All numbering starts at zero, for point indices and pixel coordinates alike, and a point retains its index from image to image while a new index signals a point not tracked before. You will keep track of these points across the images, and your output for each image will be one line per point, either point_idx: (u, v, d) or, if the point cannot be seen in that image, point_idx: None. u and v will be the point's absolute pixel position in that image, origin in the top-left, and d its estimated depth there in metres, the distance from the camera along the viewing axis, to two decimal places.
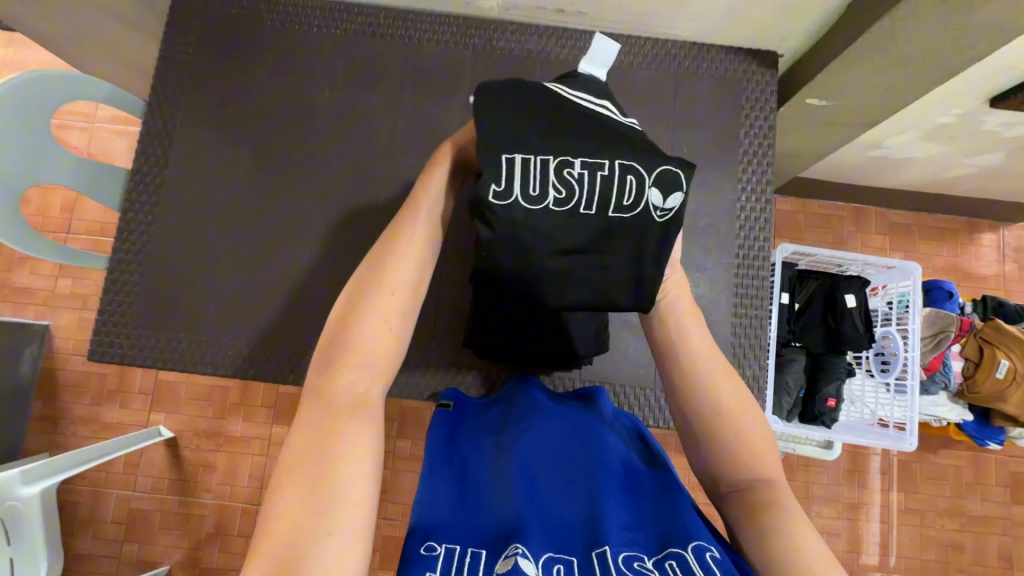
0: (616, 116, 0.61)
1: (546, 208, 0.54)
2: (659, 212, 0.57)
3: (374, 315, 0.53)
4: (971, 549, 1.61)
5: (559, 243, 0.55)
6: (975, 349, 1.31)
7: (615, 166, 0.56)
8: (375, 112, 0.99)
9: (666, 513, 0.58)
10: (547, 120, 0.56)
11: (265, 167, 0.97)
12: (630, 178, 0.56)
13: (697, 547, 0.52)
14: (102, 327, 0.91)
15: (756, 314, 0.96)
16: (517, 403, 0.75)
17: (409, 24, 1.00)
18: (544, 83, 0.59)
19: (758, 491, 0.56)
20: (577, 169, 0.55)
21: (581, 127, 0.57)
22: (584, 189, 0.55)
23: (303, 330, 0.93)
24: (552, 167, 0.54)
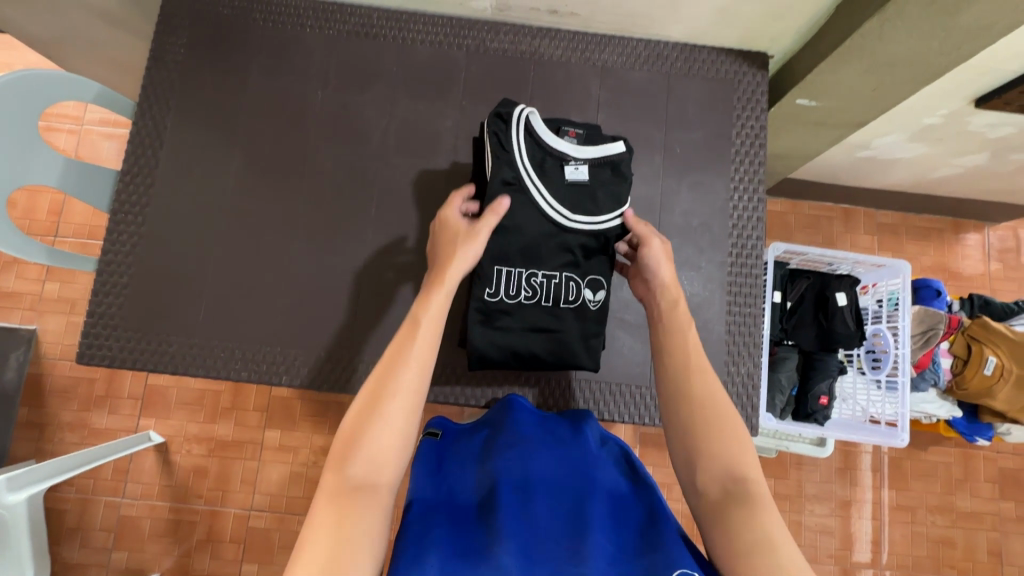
0: (563, 218, 0.82)
1: (519, 301, 0.83)
2: (592, 305, 0.85)
3: (388, 414, 0.59)
4: (961, 545, 1.62)
5: (526, 323, 0.84)
6: (963, 346, 1.33)
7: (564, 276, 0.84)
8: (369, 113, 0.99)
9: (653, 544, 0.58)
10: (525, 236, 0.82)
11: (258, 168, 0.97)
12: (572, 282, 0.84)
13: None
14: (91, 330, 0.90)
15: (748, 311, 0.96)
16: (503, 429, 0.76)
17: (402, 26, 1.00)
18: (523, 178, 0.81)
19: (738, 497, 0.56)
20: (539, 278, 0.83)
21: (545, 236, 0.82)
22: (543, 293, 0.83)
23: (297, 331, 0.92)
24: (522, 276, 0.83)
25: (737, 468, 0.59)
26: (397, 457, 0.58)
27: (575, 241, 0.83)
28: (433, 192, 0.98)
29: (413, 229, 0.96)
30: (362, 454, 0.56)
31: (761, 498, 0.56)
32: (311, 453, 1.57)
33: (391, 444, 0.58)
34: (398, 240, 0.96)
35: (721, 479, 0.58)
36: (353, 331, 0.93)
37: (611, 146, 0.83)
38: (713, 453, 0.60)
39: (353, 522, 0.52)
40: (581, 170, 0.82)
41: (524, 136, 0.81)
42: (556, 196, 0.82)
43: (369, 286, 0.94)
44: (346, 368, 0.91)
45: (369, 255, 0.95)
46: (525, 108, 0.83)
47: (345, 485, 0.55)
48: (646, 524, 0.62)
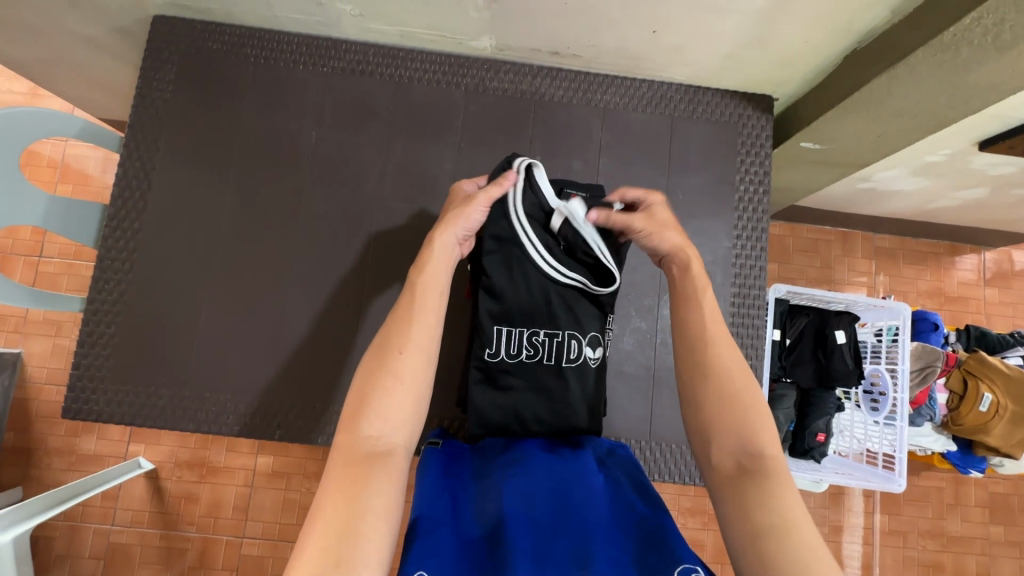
0: (554, 271, 0.79)
1: (521, 360, 0.80)
2: (592, 362, 0.83)
3: (400, 374, 0.58)
4: (950, 568, 1.64)
5: (527, 381, 0.81)
6: (959, 381, 1.33)
7: (566, 334, 0.82)
8: (364, 153, 0.96)
9: (655, 544, 0.59)
10: (525, 296, 0.80)
11: (249, 211, 0.94)
12: (573, 341, 0.82)
13: (685, 570, 0.55)
14: (77, 383, 0.87)
15: (751, 362, 0.95)
16: (501, 444, 0.76)
17: (399, 63, 0.97)
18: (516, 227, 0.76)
19: (754, 474, 0.55)
20: (541, 336, 0.81)
21: (546, 295, 0.80)
22: (545, 351, 0.81)
23: (292, 383, 0.90)
24: (524, 335, 0.81)
25: (755, 445, 0.57)
26: (410, 419, 0.57)
27: (571, 299, 0.82)
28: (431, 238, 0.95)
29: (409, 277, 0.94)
30: (374, 416, 0.55)
31: (780, 476, 0.55)
32: (305, 479, 1.55)
33: (404, 406, 0.57)
34: (395, 288, 0.93)
35: (735, 453, 0.57)
36: (348, 383, 0.90)
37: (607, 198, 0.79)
38: (729, 430, 0.59)
39: (369, 489, 0.51)
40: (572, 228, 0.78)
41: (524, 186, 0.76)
42: (545, 248, 0.78)
43: (365, 337, 0.91)
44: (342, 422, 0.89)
45: (364, 303, 0.92)
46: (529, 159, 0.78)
47: (357, 449, 0.54)
48: (643, 519, 0.63)
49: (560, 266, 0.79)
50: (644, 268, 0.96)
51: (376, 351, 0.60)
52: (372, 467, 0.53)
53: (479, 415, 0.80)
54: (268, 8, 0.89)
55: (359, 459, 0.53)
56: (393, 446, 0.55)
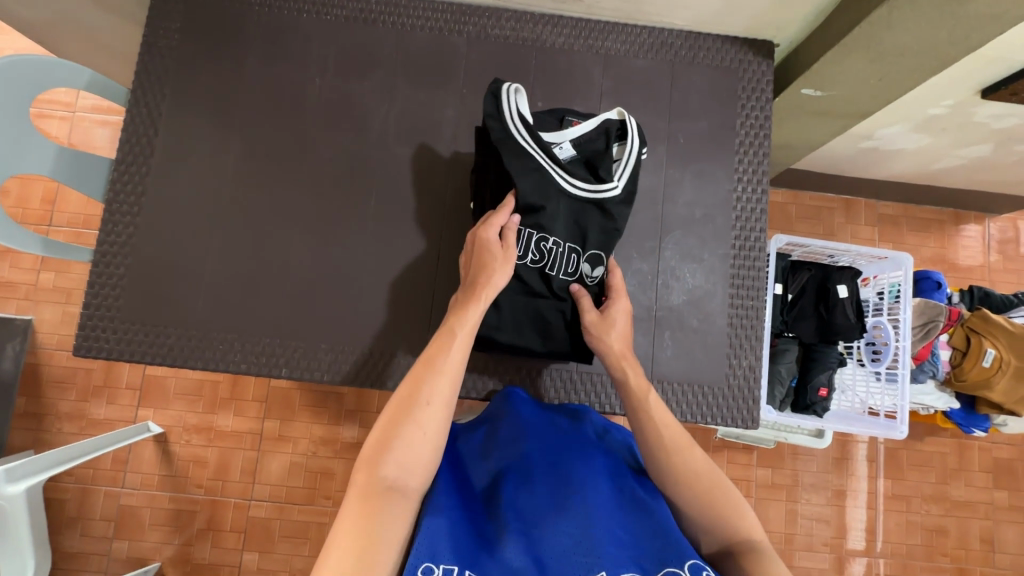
0: (558, 180, 0.80)
1: (525, 265, 0.81)
2: (590, 280, 0.85)
3: (420, 424, 0.62)
4: (954, 533, 1.64)
5: (528, 290, 0.83)
6: (962, 338, 1.33)
7: (569, 247, 0.83)
8: (368, 101, 0.97)
9: (656, 530, 0.59)
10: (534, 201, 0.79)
11: (255, 158, 0.95)
12: (573, 253, 0.83)
13: (693, 565, 0.54)
14: (87, 322, 0.88)
15: (751, 304, 0.94)
16: (503, 420, 0.77)
17: (403, 11, 0.98)
18: (521, 146, 0.79)
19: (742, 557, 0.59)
20: (547, 244, 0.81)
21: (553, 207, 0.80)
22: (549, 259, 0.82)
23: (297, 324, 0.91)
24: (531, 240, 0.81)
25: (735, 531, 0.61)
26: (424, 459, 0.61)
27: (575, 209, 0.82)
28: (436, 183, 0.96)
29: (414, 222, 0.95)
30: (393, 459, 0.59)
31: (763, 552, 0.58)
32: (311, 443, 1.57)
33: (420, 451, 0.61)
34: (399, 233, 0.94)
35: (720, 541, 0.61)
36: (354, 325, 0.92)
37: (605, 116, 0.83)
38: (708, 523, 0.63)
39: (381, 521, 0.54)
40: (570, 145, 0.83)
41: (520, 111, 0.80)
42: (548, 162, 0.80)
43: (370, 281, 0.93)
44: (346, 362, 0.91)
45: (368, 247, 0.94)
46: (520, 88, 0.82)
47: (375, 486, 0.57)
48: (641, 501, 0.64)
49: (562, 176, 0.81)
50: (644, 210, 0.96)
51: (404, 396, 0.64)
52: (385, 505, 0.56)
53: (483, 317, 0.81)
54: None
55: (376, 498, 0.56)
56: (406, 487, 0.59)
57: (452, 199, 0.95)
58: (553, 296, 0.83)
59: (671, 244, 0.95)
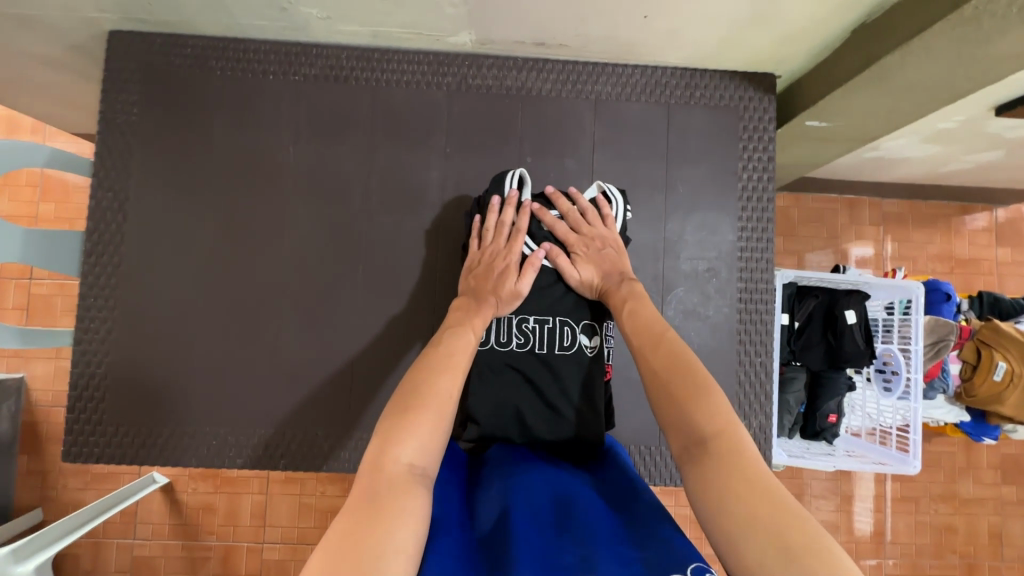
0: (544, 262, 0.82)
1: (512, 349, 0.81)
2: (588, 350, 0.81)
3: (434, 395, 0.58)
4: (963, 529, 1.65)
5: (521, 374, 0.80)
6: (972, 351, 1.32)
7: (558, 321, 0.82)
8: (345, 166, 0.91)
9: (660, 538, 0.54)
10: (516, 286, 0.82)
11: (233, 236, 0.90)
12: (566, 327, 0.81)
13: (699, 571, 0.48)
14: (74, 426, 0.85)
15: (760, 361, 0.91)
16: (504, 455, 0.75)
17: (376, 65, 0.91)
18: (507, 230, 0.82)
19: (707, 454, 0.52)
20: (531, 323, 0.81)
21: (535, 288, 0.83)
22: (536, 338, 0.81)
23: (294, 411, 0.88)
24: (514, 323, 0.81)
25: (701, 427, 0.54)
26: (439, 445, 0.56)
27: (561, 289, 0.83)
28: (425, 252, 0.91)
29: (406, 295, 0.90)
30: (411, 439, 0.54)
31: (731, 450, 0.51)
32: (318, 483, 1.56)
33: (436, 431, 0.56)
34: (388, 307, 0.90)
35: (686, 439, 0.54)
36: (350, 408, 0.88)
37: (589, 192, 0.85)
38: (677, 413, 0.56)
39: (391, 503, 0.48)
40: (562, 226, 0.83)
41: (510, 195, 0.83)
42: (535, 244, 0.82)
43: (363, 362, 0.89)
44: (348, 447, 0.88)
45: (357, 326, 0.90)
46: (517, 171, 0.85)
47: (386, 468, 0.51)
48: (649, 515, 0.59)
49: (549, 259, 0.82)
50: (645, 269, 0.91)
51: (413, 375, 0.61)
52: (397, 485, 0.50)
53: (471, 417, 0.79)
54: (230, 17, 0.83)
55: (385, 487, 0.50)
56: (422, 472, 0.54)
57: (441, 267, 0.91)
58: (546, 378, 0.80)
59: (674, 303, 0.91)
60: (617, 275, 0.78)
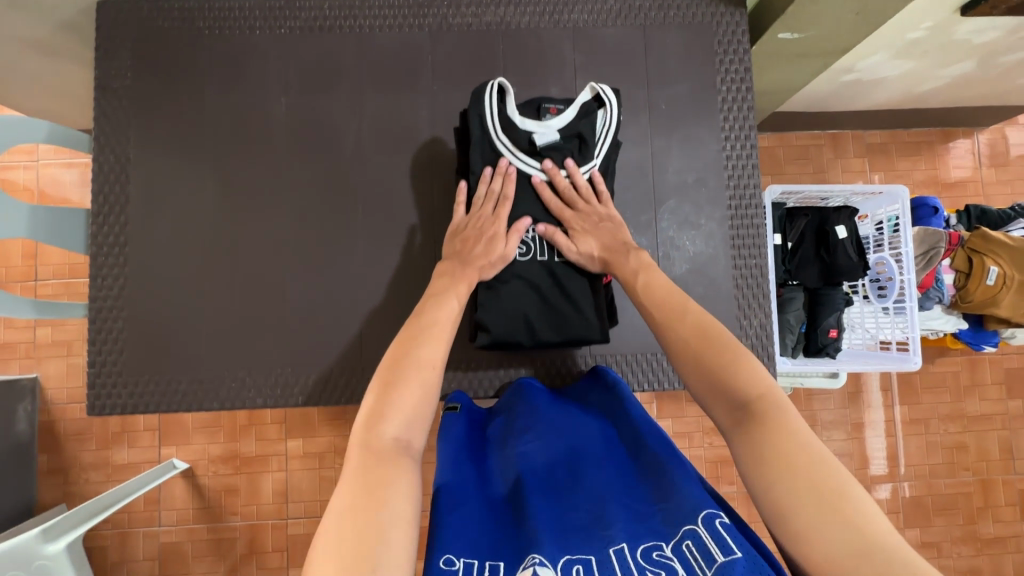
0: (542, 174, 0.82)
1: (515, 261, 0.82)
2: None
3: (419, 366, 0.61)
4: (974, 447, 1.68)
5: (528, 282, 0.82)
6: (964, 260, 1.33)
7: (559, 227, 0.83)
8: (337, 112, 0.94)
9: (664, 488, 0.57)
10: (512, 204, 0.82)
11: (235, 188, 0.92)
12: None
13: (708, 516, 0.51)
14: (96, 380, 0.88)
15: (755, 263, 0.94)
16: (518, 407, 0.79)
17: (358, 14, 0.94)
18: (499, 149, 0.80)
19: (757, 419, 0.53)
20: (532, 236, 0.83)
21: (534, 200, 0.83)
22: (536, 247, 0.83)
23: (307, 351, 0.90)
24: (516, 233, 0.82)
25: (746, 395, 0.55)
26: (427, 411, 0.59)
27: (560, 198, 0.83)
28: (422, 188, 0.93)
29: (407, 231, 0.93)
30: (394, 416, 0.56)
31: (778, 415, 0.53)
32: (336, 456, 1.58)
33: (420, 405, 0.58)
34: (390, 244, 0.92)
35: (732, 404, 0.56)
36: (362, 343, 0.91)
37: (582, 96, 0.82)
38: (720, 380, 0.58)
39: (390, 475, 0.51)
40: (555, 131, 0.81)
41: (497, 108, 0.80)
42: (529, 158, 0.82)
43: (371, 298, 0.92)
44: (364, 382, 0.90)
45: (362, 264, 0.92)
46: (501, 82, 0.81)
47: (379, 443, 0.54)
48: (654, 467, 0.62)
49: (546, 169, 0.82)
50: (635, 185, 0.94)
51: (397, 349, 0.63)
52: (394, 460, 0.53)
53: (481, 325, 0.82)
54: None
55: (380, 461, 0.52)
56: (413, 446, 0.56)
57: (438, 201, 0.93)
58: (551, 284, 0.83)
59: (666, 215, 0.94)
60: (621, 252, 0.78)
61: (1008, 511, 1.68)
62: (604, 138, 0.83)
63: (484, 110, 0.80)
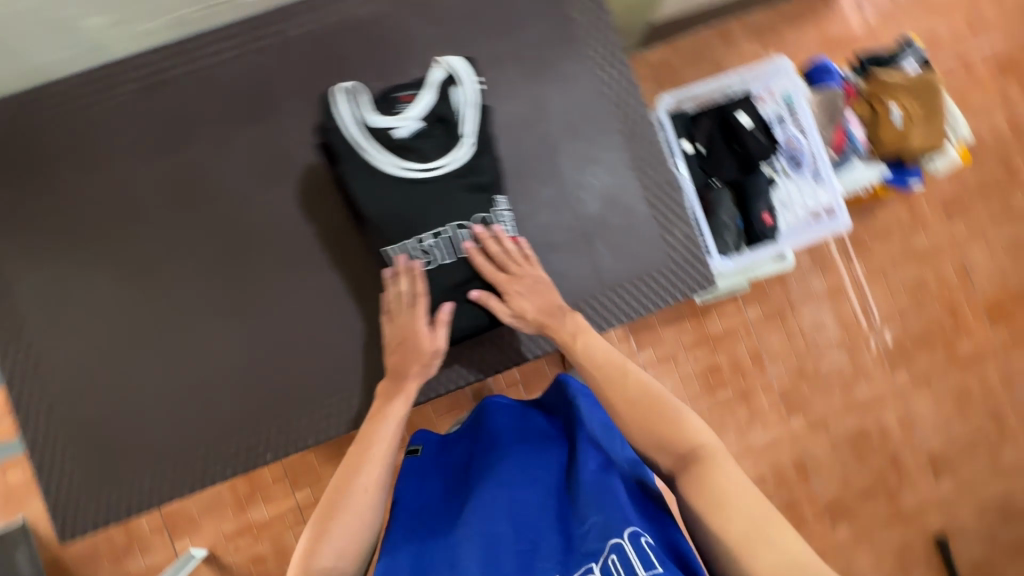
0: (417, 168, 0.81)
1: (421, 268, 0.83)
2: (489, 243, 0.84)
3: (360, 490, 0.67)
4: (934, 278, 1.74)
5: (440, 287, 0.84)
6: (865, 107, 1.37)
7: (452, 227, 0.82)
8: (208, 164, 0.90)
9: (598, 506, 0.69)
10: (399, 203, 0.81)
11: (130, 273, 0.88)
12: (461, 232, 0.83)
13: (632, 535, 0.64)
14: (59, 507, 0.85)
15: (661, 177, 0.93)
16: (477, 434, 0.89)
17: (193, 57, 0.89)
18: (368, 153, 0.80)
19: (693, 466, 0.64)
20: (427, 240, 0.82)
21: (420, 194, 0.81)
22: (437, 253, 0.83)
23: (258, 409, 0.88)
24: (411, 245, 0.82)
25: (686, 446, 0.66)
26: (362, 543, 0.64)
27: (442, 188, 0.82)
28: (317, 211, 0.90)
29: (317, 259, 0.90)
30: (331, 545, 0.62)
31: (711, 460, 0.64)
32: None
33: (353, 536, 0.64)
34: (306, 277, 0.90)
35: (673, 455, 0.67)
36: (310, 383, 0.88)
37: (433, 79, 0.82)
38: (663, 437, 0.68)
39: None
40: (416, 120, 0.81)
41: (356, 113, 0.81)
42: (400, 157, 0.81)
43: (304, 336, 0.89)
44: (325, 419, 0.88)
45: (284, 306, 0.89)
46: (354, 88, 0.82)
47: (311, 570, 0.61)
48: (590, 482, 0.72)
49: (419, 164, 0.81)
50: (523, 138, 0.91)
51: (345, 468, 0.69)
52: None
53: None
54: (24, 62, 0.81)
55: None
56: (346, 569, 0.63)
57: (337, 219, 0.90)
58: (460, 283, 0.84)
59: (563, 158, 0.92)
60: (555, 317, 0.81)
61: (982, 328, 1.75)
62: (466, 112, 0.82)
63: (343, 119, 0.80)
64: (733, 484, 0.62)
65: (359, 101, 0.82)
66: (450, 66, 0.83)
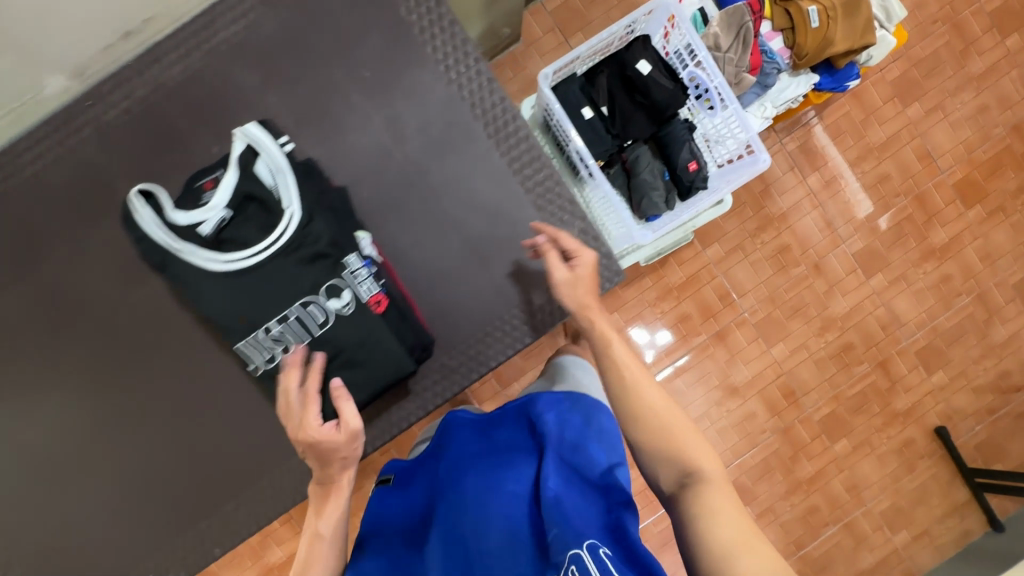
0: (241, 257, 0.72)
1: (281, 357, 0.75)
2: (346, 309, 0.74)
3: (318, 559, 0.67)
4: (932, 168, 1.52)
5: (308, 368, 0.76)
6: (783, 17, 1.24)
7: (299, 304, 0.73)
8: (69, 277, 0.84)
9: (551, 518, 0.58)
10: (235, 300, 0.72)
11: (27, 405, 0.85)
12: (311, 307, 0.73)
13: (590, 546, 0.54)
14: None
15: (544, 175, 0.85)
16: (443, 451, 0.77)
17: (18, 168, 0.82)
18: (182, 257, 0.72)
19: (696, 488, 0.59)
20: (276, 328, 0.73)
21: (257, 285, 0.73)
22: (291, 336, 0.74)
23: (189, 506, 0.86)
24: (262, 337, 0.74)
25: (689, 463, 0.61)
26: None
27: (275, 271, 0.73)
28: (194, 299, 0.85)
29: (209, 346, 0.86)
30: None
31: (716, 487, 0.59)
32: None
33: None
34: (201, 366, 0.86)
35: (677, 474, 0.62)
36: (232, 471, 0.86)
37: (233, 156, 0.73)
38: (673, 451, 0.63)
39: None
40: (222, 209, 0.72)
41: (157, 217, 0.72)
42: (218, 251, 0.72)
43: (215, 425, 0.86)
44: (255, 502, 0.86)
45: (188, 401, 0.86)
46: (150, 189, 0.73)
47: None
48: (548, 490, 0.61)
49: (241, 252, 0.72)
50: (385, 170, 0.83)
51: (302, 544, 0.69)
52: None
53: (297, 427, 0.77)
54: None
55: None
56: None
57: None
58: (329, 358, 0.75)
59: (434, 181, 0.84)
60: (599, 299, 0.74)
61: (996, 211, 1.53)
62: (280, 180, 0.74)
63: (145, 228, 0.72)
64: (739, 518, 0.56)
65: (160, 202, 0.74)
66: (246, 137, 0.74)
